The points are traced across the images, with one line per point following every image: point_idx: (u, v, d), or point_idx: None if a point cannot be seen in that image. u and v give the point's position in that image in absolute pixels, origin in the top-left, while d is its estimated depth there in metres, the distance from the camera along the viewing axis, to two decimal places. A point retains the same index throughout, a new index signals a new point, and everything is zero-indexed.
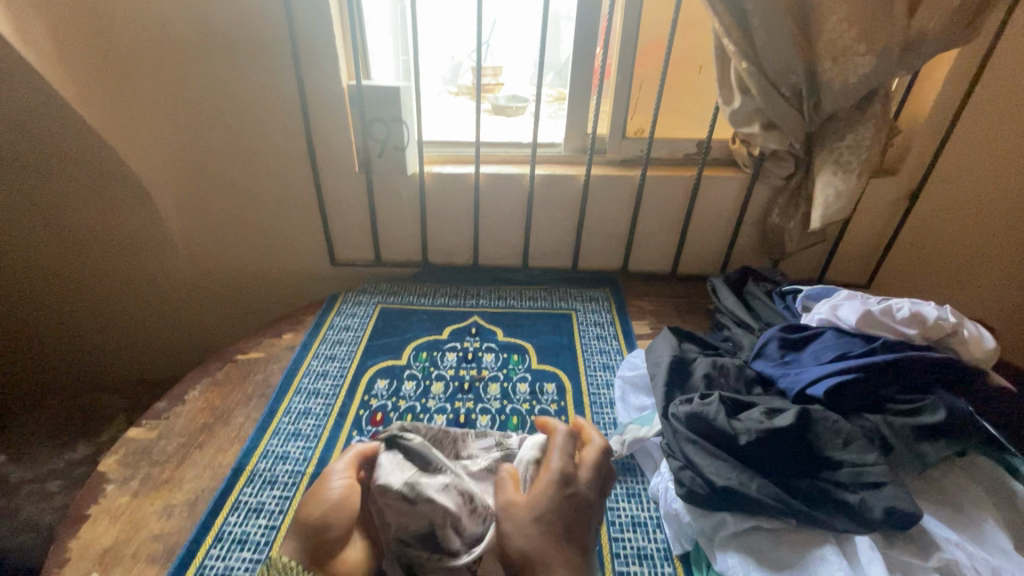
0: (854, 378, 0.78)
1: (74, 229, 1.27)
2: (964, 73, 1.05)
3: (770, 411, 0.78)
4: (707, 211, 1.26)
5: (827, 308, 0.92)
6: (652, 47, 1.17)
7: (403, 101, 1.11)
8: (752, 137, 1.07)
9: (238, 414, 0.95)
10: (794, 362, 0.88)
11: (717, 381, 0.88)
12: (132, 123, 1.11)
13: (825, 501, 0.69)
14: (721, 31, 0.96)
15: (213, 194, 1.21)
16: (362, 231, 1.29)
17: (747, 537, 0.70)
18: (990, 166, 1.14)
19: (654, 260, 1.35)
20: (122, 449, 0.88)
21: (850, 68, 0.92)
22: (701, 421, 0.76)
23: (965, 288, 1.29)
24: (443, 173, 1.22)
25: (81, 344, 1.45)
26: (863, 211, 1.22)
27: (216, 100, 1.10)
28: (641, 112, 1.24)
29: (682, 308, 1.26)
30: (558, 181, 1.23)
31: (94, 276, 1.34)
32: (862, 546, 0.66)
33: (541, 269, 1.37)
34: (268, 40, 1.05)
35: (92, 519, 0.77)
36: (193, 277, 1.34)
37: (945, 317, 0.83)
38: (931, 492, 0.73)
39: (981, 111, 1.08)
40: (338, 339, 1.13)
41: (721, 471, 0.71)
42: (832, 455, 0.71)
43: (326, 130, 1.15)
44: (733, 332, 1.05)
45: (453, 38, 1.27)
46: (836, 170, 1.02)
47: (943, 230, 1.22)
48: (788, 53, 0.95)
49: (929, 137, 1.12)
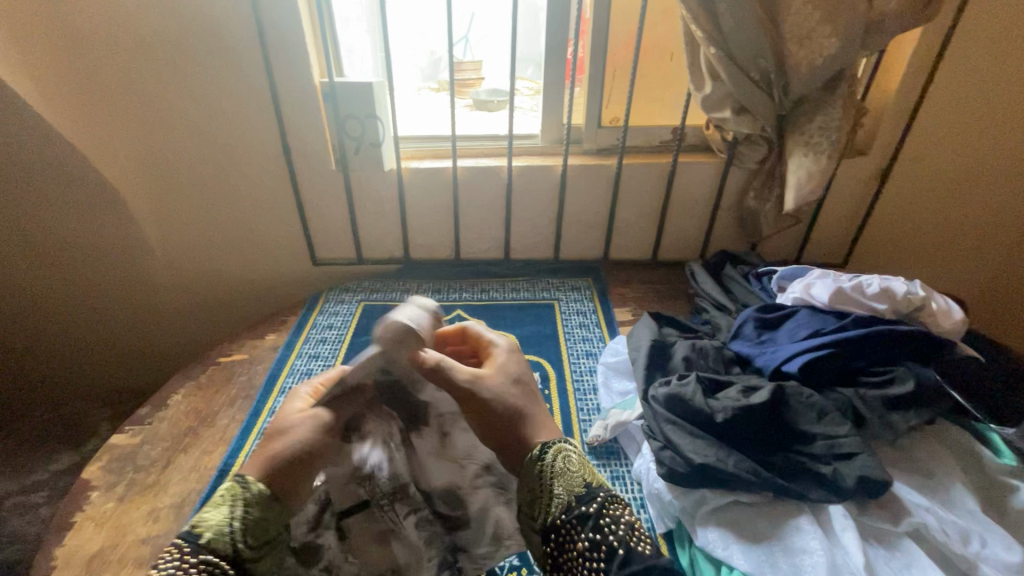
0: (827, 354, 0.80)
1: (47, 239, 1.24)
2: (927, 53, 1.07)
3: (747, 389, 0.80)
4: (685, 197, 1.28)
5: (801, 287, 0.94)
6: (625, 36, 1.18)
7: (378, 96, 1.10)
8: (724, 122, 1.09)
9: (223, 416, 0.95)
10: (770, 340, 0.90)
11: (695, 363, 0.90)
12: (103, 127, 1.10)
13: (801, 473, 0.71)
14: (689, 19, 0.97)
15: (190, 198, 1.20)
16: (342, 229, 1.28)
17: (727, 511, 0.72)
18: (956, 144, 1.17)
19: (634, 247, 1.36)
20: (105, 456, 0.88)
21: (816, 51, 0.94)
22: (679, 401, 0.77)
23: (935, 263, 1.33)
24: (422, 169, 1.22)
25: (61, 355, 1.44)
26: (836, 192, 1.24)
27: (189, 101, 1.09)
28: (615, 101, 1.25)
29: (663, 294, 1.27)
30: (536, 173, 1.24)
31: (70, 285, 1.32)
32: (835, 514, 0.68)
33: (524, 260, 1.38)
34: (238, 38, 1.04)
35: (78, 526, 0.77)
36: (173, 282, 1.33)
37: (914, 291, 0.86)
38: (902, 461, 0.76)
39: (945, 90, 1.11)
40: (322, 338, 1.13)
41: (699, 449, 0.73)
42: (807, 429, 0.73)
43: (302, 131, 1.14)
44: (712, 314, 1.07)
45: (425, 31, 1.26)
46: (807, 151, 1.04)
47: (913, 208, 1.25)
48: (756, 37, 0.96)
49: (897, 117, 1.14)
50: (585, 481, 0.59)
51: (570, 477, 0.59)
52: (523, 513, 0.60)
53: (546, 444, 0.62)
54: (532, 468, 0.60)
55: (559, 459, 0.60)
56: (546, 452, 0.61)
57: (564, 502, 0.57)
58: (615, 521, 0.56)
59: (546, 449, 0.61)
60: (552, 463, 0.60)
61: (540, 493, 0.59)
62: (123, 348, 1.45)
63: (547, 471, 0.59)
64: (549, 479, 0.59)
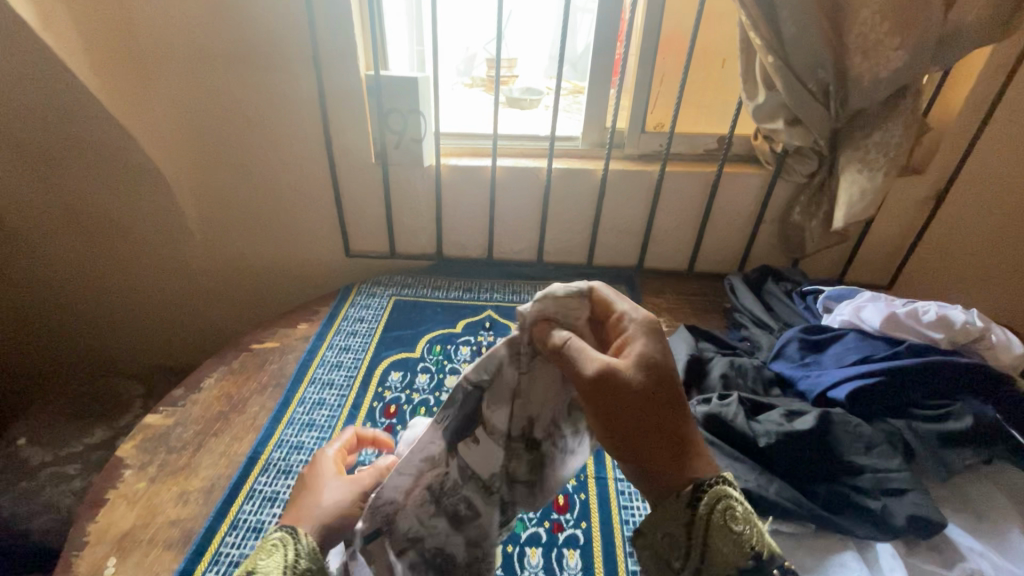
0: (877, 383, 0.76)
1: (92, 217, 1.27)
2: (998, 70, 1.02)
3: (790, 413, 0.76)
4: (727, 208, 1.24)
5: (850, 309, 0.90)
6: (674, 39, 1.14)
7: (421, 91, 1.10)
8: (775, 133, 1.05)
9: (254, 403, 0.96)
10: (815, 363, 0.86)
11: (734, 381, 0.87)
12: (155, 112, 1.11)
13: (846, 506, 0.68)
14: (748, 24, 0.94)
15: (231, 184, 1.21)
16: (377, 223, 1.28)
17: (765, 540, 0.69)
18: (1021, 167, 1.11)
19: (671, 257, 1.33)
20: (139, 435, 0.89)
21: (881, 63, 0.90)
22: (718, 422, 0.75)
23: (988, 290, 1.27)
24: (460, 166, 1.21)
25: (100, 330, 1.48)
26: (888, 211, 1.19)
27: (236, 90, 1.10)
28: (661, 106, 1.22)
29: (698, 307, 1.24)
30: (575, 176, 1.22)
31: (112, 263, 1.35)
32: (883, 553, 0.65)
33: (557, 264, 1.36)
34: (287, 28, 1.04)
35: (111, 503, 0.78)
36: (210, 267, 1.35)
37: (973, 321, 0.81)
38: (954, 500, 0.72)
39: (1015, 109, 1.05)
40: (353, 330, 1.13)
41: (739, 473, 0.70)
42: (854, 460, 0.70)
43: (343, 123, 1.14)
44: (752, 331, 1.03)
45: (471, 27, 1.24)
46: (863, 168, 0.99)
47: (969, 232, 1.20)
48: (818, 46, 0.92)
49: (961, 134, 1.09)
50: (753, 550, 0.48)
51: (735, 540, 0.49)
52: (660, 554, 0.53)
53: (704, 483, 0.50)
54: (684, 517, 0.50)
55: (727, 521, 0.49)
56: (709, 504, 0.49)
57: (723, 567, 0.49)
58: None
59: (704, 497, 0.49)
60: (720, 519, 0.49)
61: (659, 534, 0.52)
62: (158, 328, 1.48)
63: (706, 524, 0.49)
64: (710, 538, 0.49)
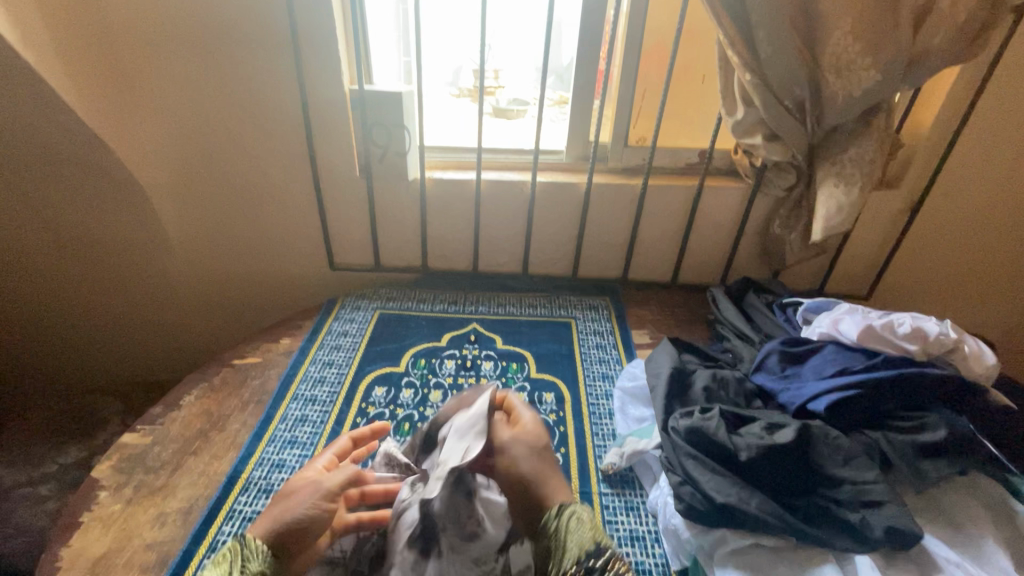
0: (855, 395, 0.77)
1: (71, 231, 1.25)
2: (966, 88, 1.05)
3: (771, 426, 0.77)
4: (709, 221, 1.26)
5: (828, 322, 0.92)
6: (655, 56, 1.16)
7: (405, 105, 1.10)
8: (754, 148, 1.08)
9: (234, 420, 0.94)
10: (794, 375, 0.88)
11: (716, 394, 0.88)
12: (134, 125, 1.10)
13: (826, 519, 0.69)
14: (725, 43, 0.96)
15: (213, 197, 1.20)
16: (362, 236, 1.28)
17: (747, 554, 0.69)
18: (990, 182, 1.14)
19: (654, 269, 1.35)
20: (115, 455, 0.87)
21: (855, 82, 0.92)
22: (701, 436, 0.75)
23: (961, 301, 1.30)
24: (444, 178, 1.21)
25: (75, 344, 1.44)
26: (864, 224, 1.22)
27: (218, 103, 1.09)
28: (643, 120, 1.24)
29: (681, 318, 1.25)
30: (559, 189, 1.23)
31: (90, 277, 1.33)
32: (862, 565, 0.65)
33: (542, 276, 1.36)
34: (270, 41, 1.04)
35: (85, 526, 0.76)
36: (191, 280, 1.33)
37: (947, 332, 0.83)
38: (931, 510, 0.73)
39: (982, 126, 1.08)
40: (336, 345, 1.12)
41: (721, 487, 0.70)
42: (833, 472, 0.71)
43: (327, 136, 1.14)
44: (734, 343, 1.04)
45: (455, 42, 1.25)
46: (838, 182, 1.02)
47: (942, 244, 1.23)
48: (793, 65, 0.94)
49: (932, 150, 1.12)
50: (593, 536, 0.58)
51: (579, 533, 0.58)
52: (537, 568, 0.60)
53: (563, 506, 0.61)
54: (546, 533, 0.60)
55: (574, 523, 0.59)
56: (561, 515, 0.61)
57: (575, 556, 0.56)
58: None
59: (560, 512, 0.61)
60: (564, 525, 0.59)
61: (537, 551, 0.61)
62: (138, 343, 1.46)
63: (559, 530, 0.59)
64: (560, 540, 0.59)
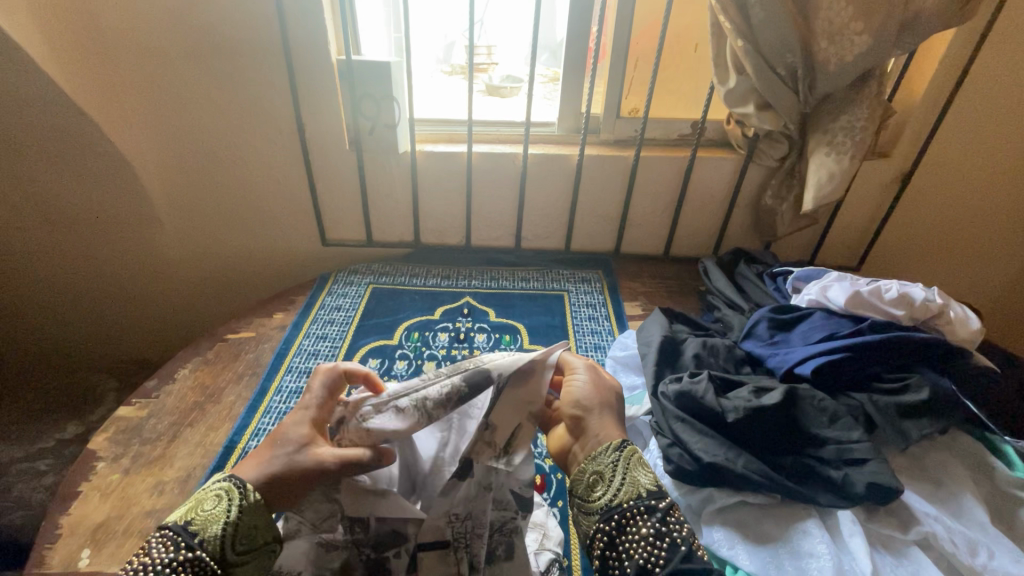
0: (841, 358, 0.79)
1: (55, 208, 1.23)
2: (959, 55, 1.05)
3: (758, 390, 0.79)
4: (702, 192, 1.26)
5: (817, 289, 0.92)
6: (647, 24, 1.15)
7: (394, 76, 1.08)
8: (746, 117, 1.07)
9: (229, 392, 0.95)
10: (783, 342, 0.89)
11: (706, 361, 0.89)
12: (114, 99, 1.08)
13: (810, 477, 0.71)
14: (717, 9, 0.95)
15: (202, 173, 1.19)
16: (353, 211, 1.27)
17: (734, 511, 0.71)
18: (980, 150, 1.14)
19: (646, 241, 1.35)
20: (111, 428, 0.88)
21: (846, 47, 0.91)
22: (690, 400, 0.77)
23: (949, 270, 1.32)
24: (435, 152, 1.20)
25: (68, 324, 1.44)
26: (855, 194, 1.22)
27: (202, 75, 1.07)
28: (635, 91, 1.23)
29: (674, 290, 1.26)
30: (551, 161, 1.22)
31: (79, 255, 1.32)
32: (844, 519, 0.67)
33: (535, 251, 1.37)
34: (254, 11, 1.02)
35: (83, 496, 0.77)
36: (183, 257, 1.32)
37: (932, 298, 0.85)
38: (912, 468, 0.75)
39: (974, 93, 1.08)
40: (329, 319, 1.12)
41: (709, 448, 0.72)
42: (818, 432, 0.73)
43: (315, 110, 1.13)
44: (725, 312, 1.05)
45: (446, 17, 1.23)
46: (830, 151, 1.02)
47: (932, 212, 1.23)
48: (785, 31, 0.93)
49: (924, 118, 1.12)
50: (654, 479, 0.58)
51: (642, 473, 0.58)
52: (575, 493, 0.59)
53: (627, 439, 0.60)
54: (599, 462, 0.58)
55: (635, 463, 0.58)
56: (622, 451, 0.59)
57: (634, 492, 0.56)
58: (680, 522, 0.55)
59: (622, 447, 0.59)
60: (627, 461, 0.58)
61: (582, 476, 0.59)
62: (130, 321, 1.46)
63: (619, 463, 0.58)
64: (619, 473, 0.58)
